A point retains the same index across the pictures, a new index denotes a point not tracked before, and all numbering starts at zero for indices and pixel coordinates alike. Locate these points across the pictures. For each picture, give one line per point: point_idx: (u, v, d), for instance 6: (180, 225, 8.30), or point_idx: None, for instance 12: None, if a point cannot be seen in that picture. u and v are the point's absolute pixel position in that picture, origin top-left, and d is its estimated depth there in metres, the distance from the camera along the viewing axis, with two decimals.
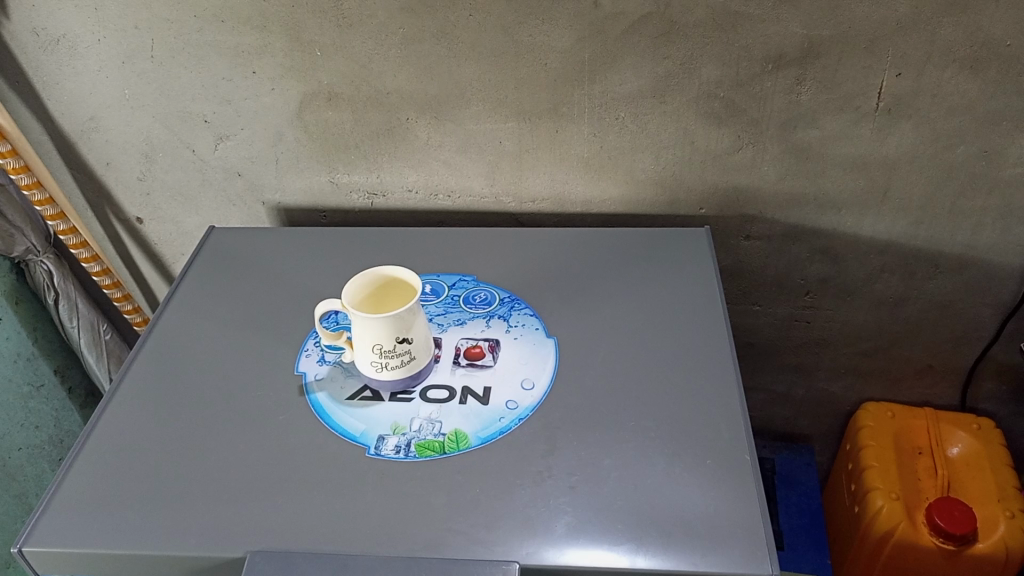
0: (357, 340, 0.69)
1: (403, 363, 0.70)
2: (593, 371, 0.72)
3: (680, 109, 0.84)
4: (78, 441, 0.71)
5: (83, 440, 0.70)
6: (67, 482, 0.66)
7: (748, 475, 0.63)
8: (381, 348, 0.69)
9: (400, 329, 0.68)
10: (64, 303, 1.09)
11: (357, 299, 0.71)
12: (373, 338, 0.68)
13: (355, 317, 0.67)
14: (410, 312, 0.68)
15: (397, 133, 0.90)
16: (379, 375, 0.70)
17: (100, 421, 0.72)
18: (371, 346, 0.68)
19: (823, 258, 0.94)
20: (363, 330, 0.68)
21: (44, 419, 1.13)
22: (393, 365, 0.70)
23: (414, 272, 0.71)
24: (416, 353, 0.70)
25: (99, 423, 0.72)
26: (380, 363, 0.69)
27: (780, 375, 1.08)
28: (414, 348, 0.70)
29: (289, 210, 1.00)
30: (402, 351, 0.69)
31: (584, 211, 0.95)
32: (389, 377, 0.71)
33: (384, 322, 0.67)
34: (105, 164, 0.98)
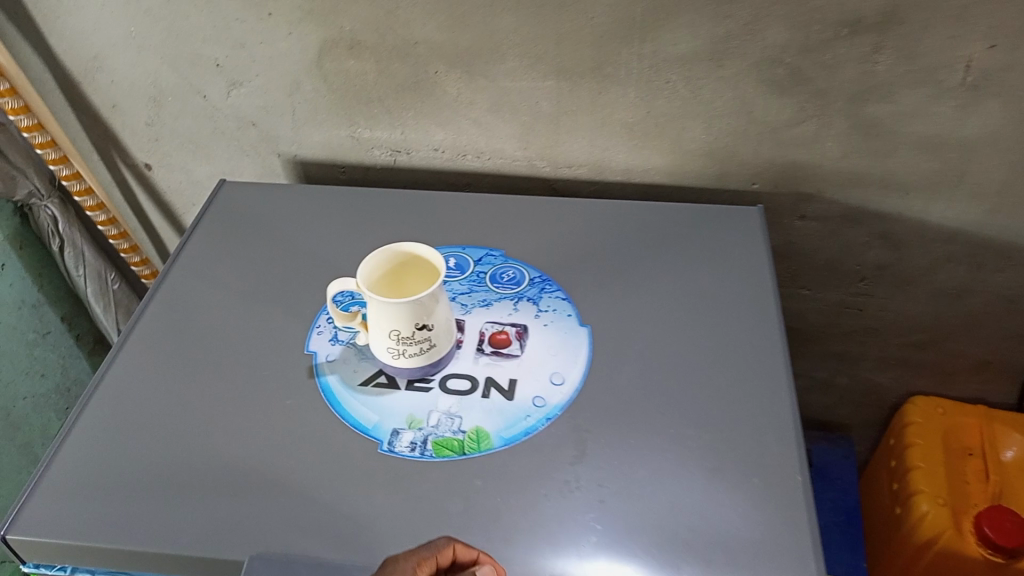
0: (373, 323, 0.62)
1: (422, 351, 0.64)
2: (629, 368, 0.66)
3: (738, 75, 0.76)
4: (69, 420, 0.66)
5: (72, 420, 0.65)
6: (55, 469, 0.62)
7: (798, 498, 0.57)
8: (398, 334, 0.62)
9: (420, 315, 0.61)
10: (69, 251, 1.03)
11: (372, 276, 0.64)
12: (390, 324, 0.62)
13: (372, 299, 0.61)
14: (431, 296, 0.61)
15: (424, 87, 0.83)
16: (395, 362, 0.64)
17: (91, 399, 0.67)
18: (388, 332, 0.62)
19: (882, 243, 0.87)
20: (381, 314, 0.61)
21: (50, 367, 1.10)
22: (411, 353, 0.64)
23: (437, 252, 0.64)
24: (438, 340, 0.64)
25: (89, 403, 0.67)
26: (397, 349, 0.63)
27: (823, 362, 1.01)
28: (436, 335, 0.64)
29: (306, 164, 0.93)
30: (421, 338, 0.63)
31: (624, 180, 0.87)
32: (407, 364, 0.65)
33: (405, 307, 0.60)
34: (111, 107, 0.92)
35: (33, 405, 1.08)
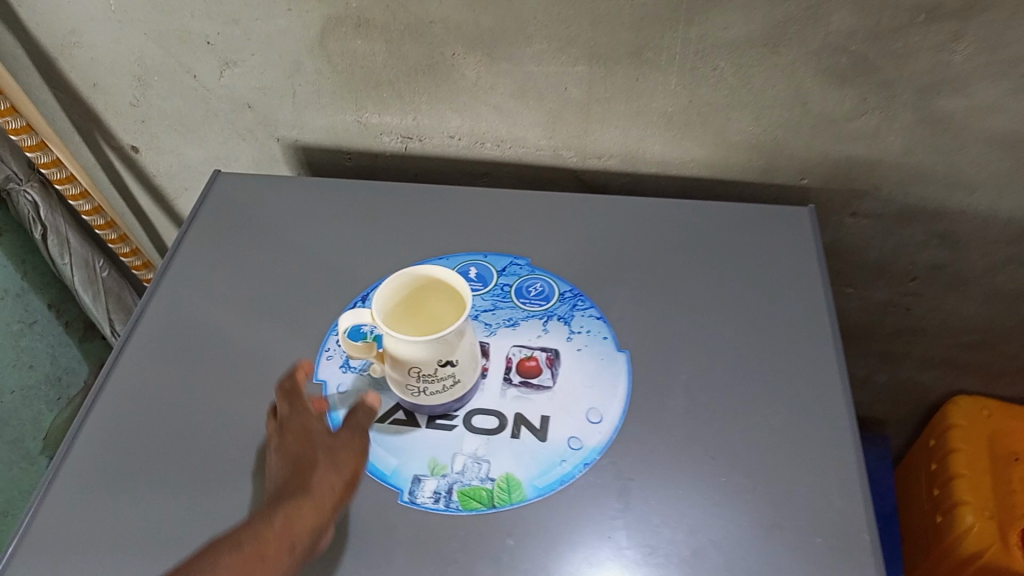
0: (389, 358, 0.56)
1: (445, 388, 0.57)
2: (674, 403, 0.59)
3: (796, 63, 0.67)
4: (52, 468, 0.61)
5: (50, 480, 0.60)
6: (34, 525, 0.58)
7: (866, 563, 0.51)
8: (418, 372, 0.55)
9: (443, 352, 0.54)
10: (53, 238, 0.96)
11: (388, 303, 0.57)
12: (410, 362, 0.55)
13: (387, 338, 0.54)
14: (454, 333, 0.54)
15: (440, 71, 0.74)
16: (416, 399, 0.58)
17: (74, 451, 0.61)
18: (407, 371, 0.55)
19: (939, 243, 0.79)
20: (398, 353, 0.54)
21: (38, 357, 1.04)
22: (433, 390, 0.57)
23: (460, 276, 0.57)
24: (463, 376, 0.58)
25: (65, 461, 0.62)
26: (416, 386, 0.57)
27: (861, 360, 0.95)
28: (460, 370, 0.57)
29: (308, 149, 0.85)
30: (444, 375, 0.56)
31: (659, 172, 0.80)
32: (427, 399, 0.58)
33: (424, 347, 0.53)
34: (91, 85, 0.83)
35: (23, 398, 1.02)
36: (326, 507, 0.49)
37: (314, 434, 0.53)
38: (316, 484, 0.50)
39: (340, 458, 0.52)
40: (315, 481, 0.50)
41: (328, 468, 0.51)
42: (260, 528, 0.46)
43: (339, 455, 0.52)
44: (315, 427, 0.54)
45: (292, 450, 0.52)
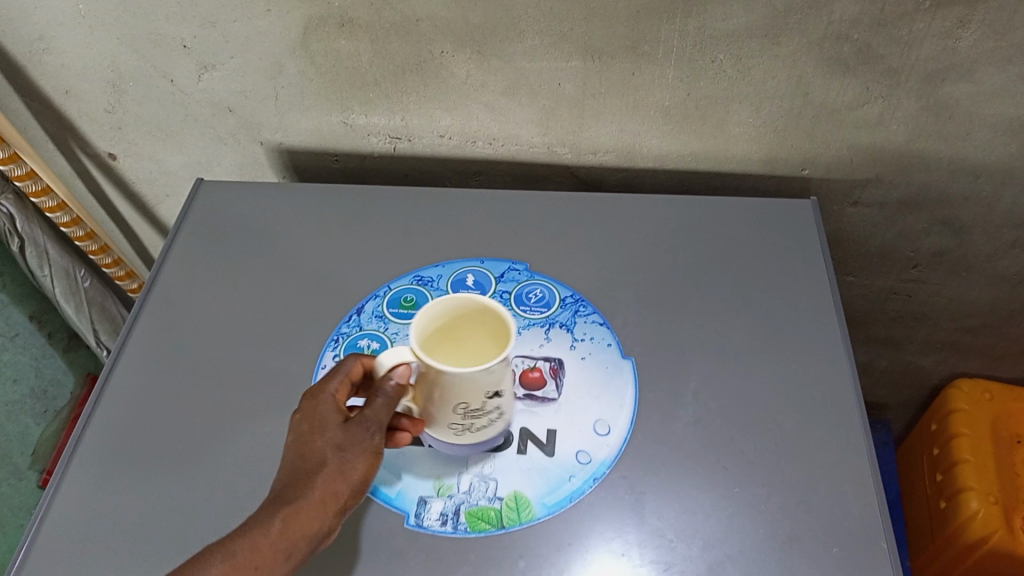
0: (426, 398, 0.50)
1: (491, 419, 0.53)
2: (683, 412, 0.58)
3: (797, 53, 0.65)
4: (41, 502, 0.58)
5: (41, 514, 0.57)
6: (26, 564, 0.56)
7: (887, 571, 0.50)
8: (466, 409, 0.51)
9: (491, 384, 0.50)
10: (31, 250, 0.92)
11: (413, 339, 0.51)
12: (457, 400, 0.50)
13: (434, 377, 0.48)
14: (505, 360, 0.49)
15: (428, 69, 0.71)
16: (460, 436, 0.54)
17: (62, 484, 0.59)
18: (449, 408, 0.50)
19: (943, 229, 0.78)
20: (443, 390, 0.49)
21: (22, 371, 1.01)
22: (479, 423, 0.53)
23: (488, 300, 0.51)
24: (505, 408, 0.54)
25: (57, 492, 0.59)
26: (456, 424, 0.52)
27: (864, 347, 0.94)
28: (504, 403, 0.53)
29: (292, 152, 0.82)
30: (492, 407, 0.52)
31: (656, 166, 0.78)
32: (466, 437, 0.54)
33: (477, 377, 0.48)
34: (64, 93, 0.79)
35: (8, 413, 1.00)
36: (326, 515, 0.47)
37: (327, 426, 0.48)
38: (319, 489, 0.46)
39: (351, 460, 0.48)
40: (319, 486, 0.46)
41: (337, 455, 0.47)
42: (256, 539, 0.44)
43: (351, 455, 0.48)
44: (332, 414, 0.49)
45: (301, 426, 0.49)
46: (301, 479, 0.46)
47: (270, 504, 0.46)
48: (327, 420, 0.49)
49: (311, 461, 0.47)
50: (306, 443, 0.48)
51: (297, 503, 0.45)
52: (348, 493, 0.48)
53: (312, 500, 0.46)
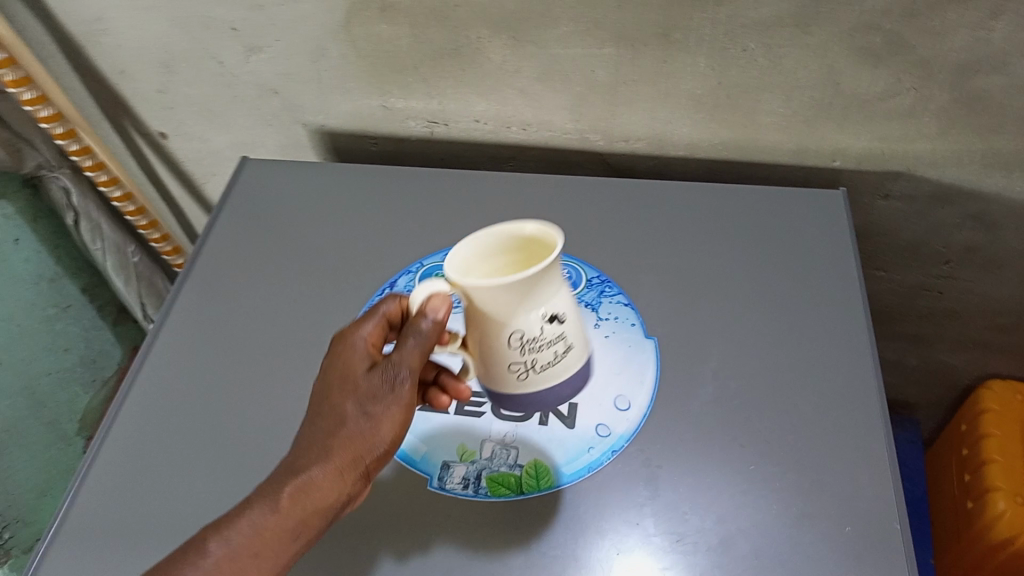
0: (478, 330, 0.46)
1: (555, 357, 0.48)
2: (703, 391, 0.59)
3: (828, 42, 0.66)
4: (88, 452, 0.62)
5: (88, 462, 0.61)
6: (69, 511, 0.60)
7: (898, 550, 0.51)
8: (522, 341, 0.46)
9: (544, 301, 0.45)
10: (86, 224, 0.97)
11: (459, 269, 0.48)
12: (511, 326, 0.45)
13: (468, 294, 0.44)
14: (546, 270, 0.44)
15: (465, 54, 0.73)
16: (525, 387, 0.48)
17: (105, 441, 0.63)
18: (497, 342, 0.46)
19: (975, 225, 0.78)
20: (483, 312, 0.45)
21: (73, 341, 1.06)
22: (542, 364, 0.47)
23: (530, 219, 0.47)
24: (566, 348, 0.48)
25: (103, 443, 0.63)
26: (512, 368, 0.47)
27: (894, 343, 0.94)
28: (563, 340, 0.48)
29: (333, 135, 0.85)
30: (552, 337, 0.47)
31: (687, 154, 0.79)
32: (529, 391, 0.49)
33: (526, 286, 0.43)
34: (119, 72, 0.83)
35: (58, 380, 1.05)
36: (346, 482, 0.46)
37: (352, 381, 0.47)
38: (335, 456, 0.45)
39: (374, 422, 0.46)
40: (336, 453, 0.45)
41: (358, 414, 0.46)
42: (258, 520, 0.43)
43: (373, 416, 0.47)
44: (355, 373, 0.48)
45: (329, 377, 0.48)
46: (317, 444, 0.46)
47: (283, 473, 0.45)
48: (350, 378, 0.48)
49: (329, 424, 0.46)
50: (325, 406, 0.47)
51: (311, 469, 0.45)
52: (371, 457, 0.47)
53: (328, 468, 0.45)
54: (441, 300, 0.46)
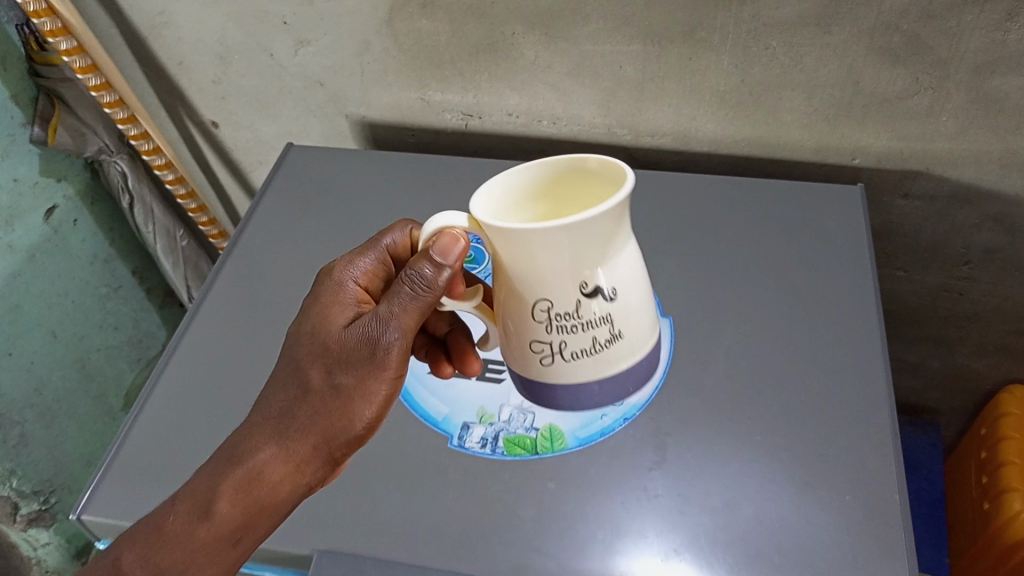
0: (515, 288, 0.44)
1: (595, 341, 0.45)
2: (714, 368, 0.62)
3: (848, 42, 0.68)
4: (135, 404, 0.68)
5: (134, 414, 0.67)
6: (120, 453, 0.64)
7: (899, 518, 0.53)
8: (557, 308, 0.43)
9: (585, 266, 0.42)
10: (139, 207, 1.03)
11: (507, 203, 0.46)
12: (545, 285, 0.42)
13: (498, 240, 0.42)
14: (591, 236, 0.40)
15: (500, 49, 0.77)
16: (561, 368, 0.46)
17: (151, 395, 0.68)
18: (528, 304, 0.44)
19: (994, 226, 0.79)
20: (517, 265, 0.42)
21: (122, 320, 1.12)
22: (578, 345, 0.45)
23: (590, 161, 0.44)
24: (607, 337, 0.45)
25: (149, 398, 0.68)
26: (541, 339, 0.45)
27: (915, 346, 0.95)
28: (602, 325, 0.44)
29: (374, 126, 0.90)
30: (592, 315, 0.43)
31: (711, 150, 0.82)
32: (557, 373, 0.47)
33: (563, 243, 0.40)
34: (177, 63, 0.89)
35: (107, 356, 1.11)
36: (303, 471, 0.49)
37: (328, 353, 0.49)
38: (291, 445, 0.48)
39: (337, 407, 0.48)
40: (294, 441, 0.48)
41: (325, 399, 0.48)
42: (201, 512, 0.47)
43: (339, 402, 0.48)
44: (333, 337, 0.49)
45: (312, 342, 0.50)
46: (278, 426, 0.48)
47: (237, 459, 0.48)
48: (331, 339, 0.49)
49: (294, 404, 0.48)
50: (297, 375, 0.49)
51: (267, 456, 0.48)
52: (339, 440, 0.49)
53: (284, 456, 0.48)
54: (452, 240, 0.43)
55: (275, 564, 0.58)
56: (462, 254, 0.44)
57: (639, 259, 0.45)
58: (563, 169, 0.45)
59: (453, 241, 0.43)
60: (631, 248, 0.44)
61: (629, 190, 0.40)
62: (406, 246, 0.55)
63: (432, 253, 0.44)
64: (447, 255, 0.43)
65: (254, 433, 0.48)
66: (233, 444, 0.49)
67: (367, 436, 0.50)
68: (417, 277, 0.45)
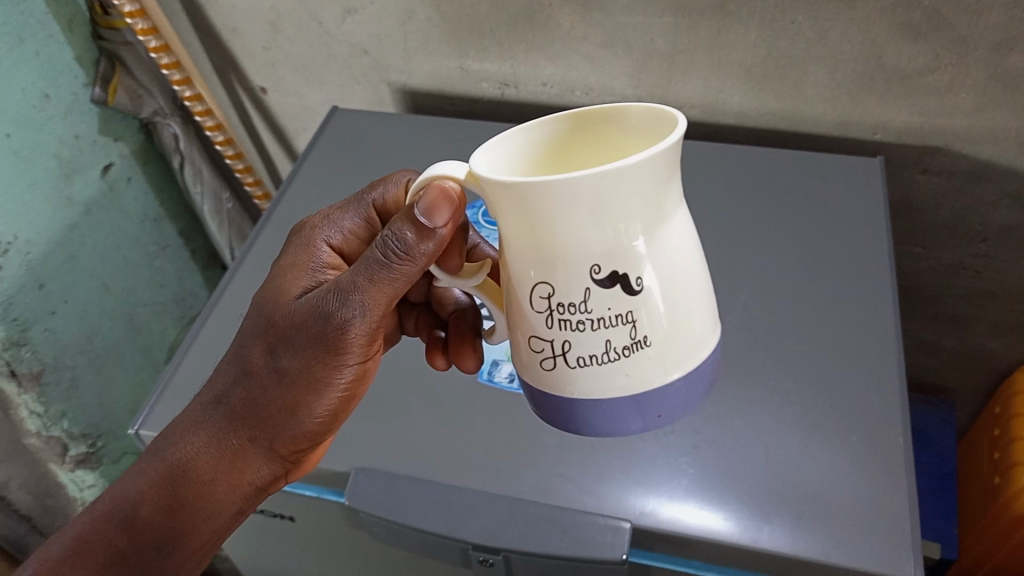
0: (522, 269, 0.39)
1: (608, 345, 0.39)
2: (731, 319, 0.66)
3: (871, 17, 0.71)
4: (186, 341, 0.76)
5: (185, 348, 0.75)
6: (173, 384, 0.72)
7: (899, 458, 0.56)
8: (564, 295, 0.38)
9: (599, 244, 0.37)
10: (189, 167, 1.08)
11: (532, 156, 0.44)
12: (552, 266, 0.38)
13: (504, 206, 0.38)
14: (608, 203, 0.35)
15: (537, 19, 0.81)
16: (570, 377, 0.40)
17: (201, 329, 0.76)
18: (533, 291, 0.39)
19: (1011, 204, 0.81)
20: (522, 236, 0.38)
21: (168, 278, 1.18)
22: (587, 350, 0.39)
23: (641, 114, 0.40)
24: (625, 345, 0.39)
25: (198, 334, 0.76)
26: (545, 336, 0.40)
27: (931, 324, 0.97)
28: (619, 328, 0.38)
29: (415, 93, 0.95)
30: (603, 310, 0.38)
31: (737, 123, 0.85)
32: (565, 386, 0.41)
33: (571, 207, 0.36)
34: (231, 30, 0.94)
35: (153, 311, 1.16)
36: (236, 456, 0.55)
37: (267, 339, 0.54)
38: (225, 434, 0.55)
39: (275, 391, 0.54)
40: (228, 431, 0.54)
41: (262, 389, 0.54)
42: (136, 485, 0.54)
43: (273, 393, 0.54)
44: (281, 315, 0.54)
45: (260, 321, 0.55)
46: (218, 413, 0.55)
47: (175, 442, 0.55)
48: (278, 322, 0.54)
49: (235, 389, 0.55)
50: (240, 360, 0.55)
51: (203, 443, 0.55)
52: (273, 432, 0.55)
53: (220, 444, 0.55)
54: (443, 193, 0.43)
55: (316, 483, 0.63)
56: (458, 200, 0.43)
57: (684, 254, 0.39)
58: (601, 120, 0.42)
59: (445, 194, 0.43)
60: (670, 237, 0.38)
61: (659, 154, 0.35)
62: (394, 202, 0.59)
63: (421, 211, 0.44)
64: (434, 212, 0.44)
65: (194, 421, 0.55)
66: (177, 428, 0.55)
67: (304, 429, 0.55)
68: (395, 239, 0.46)
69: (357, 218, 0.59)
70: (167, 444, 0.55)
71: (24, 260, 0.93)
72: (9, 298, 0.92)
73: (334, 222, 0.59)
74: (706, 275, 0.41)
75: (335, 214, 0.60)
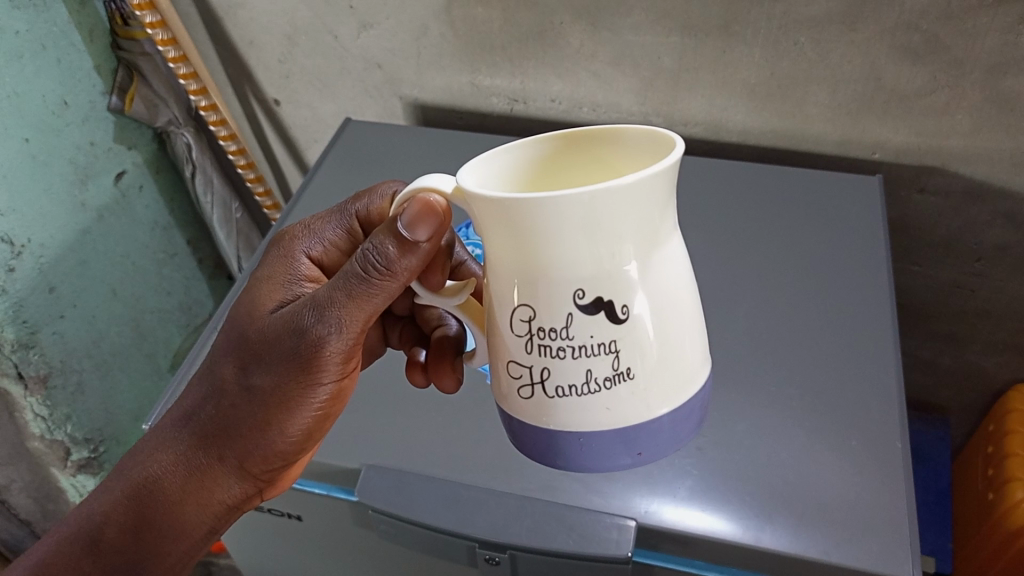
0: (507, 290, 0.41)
1: (590, 376, 0.40)
2: (732, 327, 0.68)
3: (871, 39, 0.74)
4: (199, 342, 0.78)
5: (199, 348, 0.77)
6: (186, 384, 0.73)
7: (897, 461, 0.58)
8: (545, 318, 0.39)
9: (582, 268, 0.38)
10: (200, 177, 1.10)
11: (523, 176, 0.45)
12: (535, 288, 0.39)
13: (491, 228, 0.39)
14: (595, 225, 0.37)
15: (548, 37, 0.84)
16: (550, 406, 0.41)
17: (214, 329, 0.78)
18: (515, 315, 0.40)
19: (1005, 224, 0.84)
20: (510, 257, 0.40)
21: (174, 286, 1.19)
22: (568, 377, 0.40)
23: (630, 132, 0.42)
24: (605, 375, 0.40)
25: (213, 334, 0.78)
26: (524, 361, 0.41)
27: (927, 342, 0.99)
28: (600, 358, 0.39)
29: (425, 107, 0.97)
30: (584, 337, 0.39)
31: (740, 141, 0.88)
32: (544, 415, 0.42)
33: (553, 230, 0.37)
34: (247, 43, 0.96)
35: (159, 318, 1.18)
36: (205, 472, 0.57)
37: (236, 355, 0.55)
38: (193, 451, 0.57)
39: (243, 411, 0.55)
40: (198, 448, 0.57)
41: (230, 406, 0.56)
42: (112, 496, 0.58)
43: (241, 411, 0.55)
44: (254, 331, 0.55)
45: (233, 336, 0.56)
46: (189, 430, 0.57)
47: (148, 456, 0.58)
48: (248, 339, 0.55)
49: (204, 409, 0.57)
50: (212, 377, 0.57)
51: (169, 461, 0.57)
52: (240, 450, 0.57)
53: (188, 462, 0.57)
54: (427, 206, 0.44)
55: (325, 481, 0.65)
56: (442, 214, 0.44)
57: (671, 283, 0.40)
58: (594, 140, 0.44)
59: (429, 206, 0.44)
60: (657, 268, 0.39)
61: (645, 178, 0.36)
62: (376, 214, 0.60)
63: (404, 221, 0.46)
64: (417, 221, 0.45)
65: (165, 436, 0.58)
66: (151, 442, 0.58)
67: (274, 449, 0.57)
68: (376, 252, 0.48)
69: (338, 229, 0.60)
70: (135, 462, 0.58)
71: (36, 263, 0.94)
72: (20, 300, 0.93)
73: (315, 234, 0.60)
74: (696, 300, 0.42)
75: (317, 225, 0.60)
